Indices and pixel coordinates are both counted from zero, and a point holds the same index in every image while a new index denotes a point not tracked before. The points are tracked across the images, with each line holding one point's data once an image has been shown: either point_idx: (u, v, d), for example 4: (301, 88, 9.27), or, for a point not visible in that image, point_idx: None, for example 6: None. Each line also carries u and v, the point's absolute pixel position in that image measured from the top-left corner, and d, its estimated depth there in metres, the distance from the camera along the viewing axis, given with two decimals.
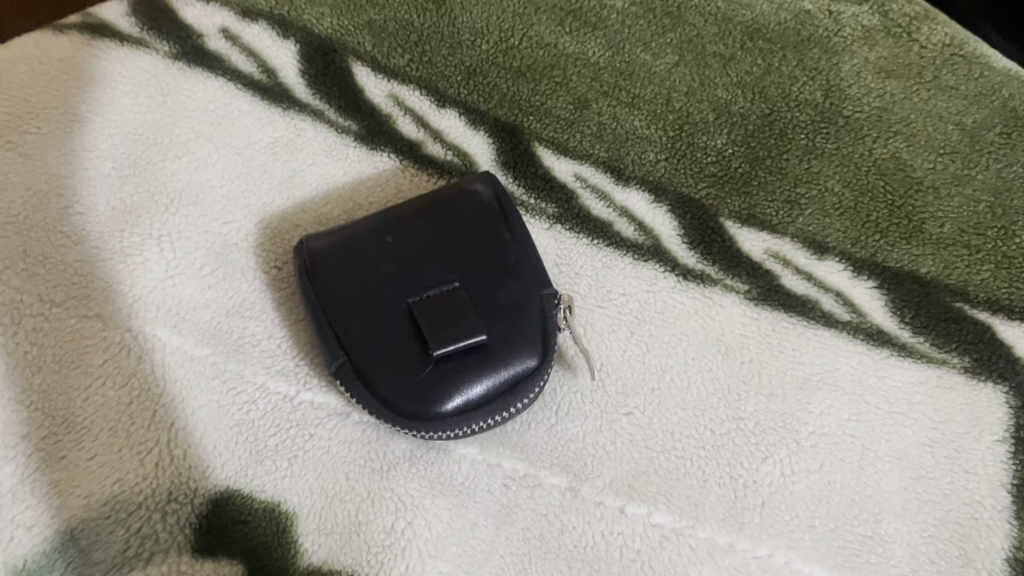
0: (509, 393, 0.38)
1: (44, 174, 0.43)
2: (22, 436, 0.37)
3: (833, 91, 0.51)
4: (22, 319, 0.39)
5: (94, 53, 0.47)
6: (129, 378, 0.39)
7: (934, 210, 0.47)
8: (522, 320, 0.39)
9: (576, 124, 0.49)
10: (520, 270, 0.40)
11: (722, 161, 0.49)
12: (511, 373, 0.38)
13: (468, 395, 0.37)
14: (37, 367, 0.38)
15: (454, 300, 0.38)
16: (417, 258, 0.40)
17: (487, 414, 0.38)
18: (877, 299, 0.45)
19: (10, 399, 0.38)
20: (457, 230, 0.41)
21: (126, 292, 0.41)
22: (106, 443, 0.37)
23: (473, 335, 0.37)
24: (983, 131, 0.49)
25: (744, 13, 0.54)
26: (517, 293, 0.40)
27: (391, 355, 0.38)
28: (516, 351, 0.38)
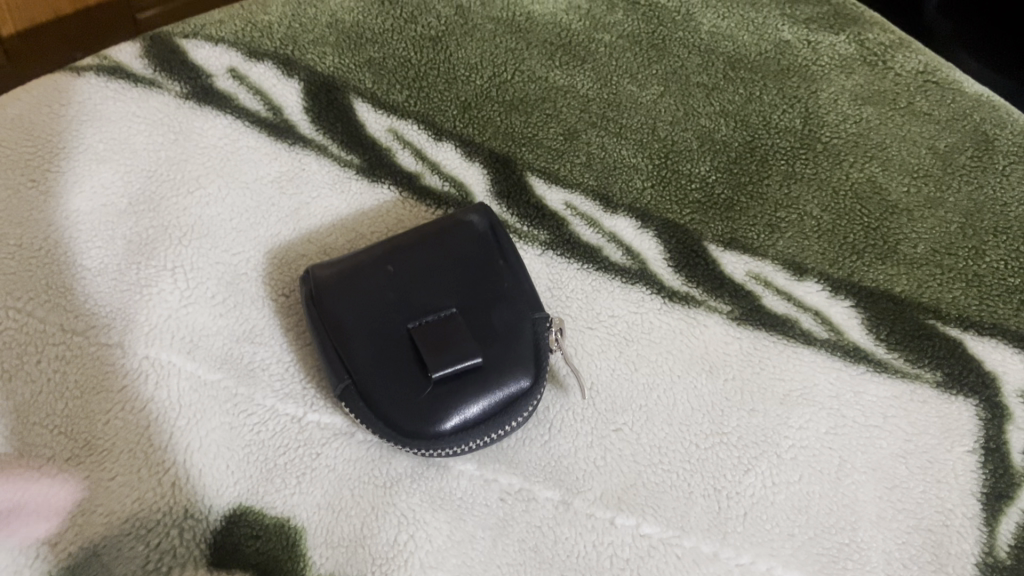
0: (504, 412, 0.40)
1: (64, 210, 0.46)
2: (48, 459, 0.39)
3: (811, 118, 0.55)
4: (44, 348, 0.42)
5: (111, 96, 0.50)
6: (148, 402, 0.41)
7: (910, 230, 0.50)
8: (515, 343, 0.41)
9: (566, 154, 0.52)
10: (514, 294, 0.43)
11: (706, 187, 0.51)
12: (506, 393, 0.40)
13: (466, 415, 0.39)
14: (61, 395, 0.41)
15: (451, 324, 0.41)
16: (416, 285, 0.42)
17: (484, 433, 0.40)
18: (853, 318, 0.47)
19: (37, 424, 0.40)
20: (453, 257, 0.43)
21: (144, 320, 0.43)
22: (126, 464, 0.39)
23: (471, 358, 0.40)
24: (954, 154, 0.53)
25: (726, 44, 0.58)
26: (510, 317, 0.42)
27: (391, 377, 0.40)
28: (510, 372, 0.40)
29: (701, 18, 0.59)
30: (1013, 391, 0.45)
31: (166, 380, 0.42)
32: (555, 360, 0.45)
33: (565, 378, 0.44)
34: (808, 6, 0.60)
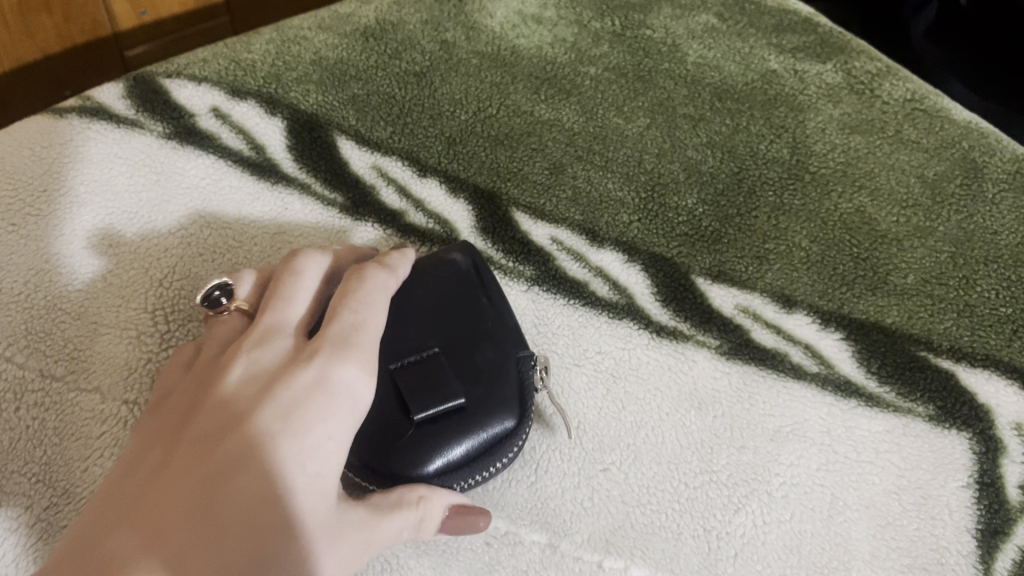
0: (489, 452, 0.39)
1: (45, 254, 0.45)
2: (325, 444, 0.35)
3: (799, 148, 0.54)
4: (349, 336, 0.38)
5: (94, 138, 0.50)
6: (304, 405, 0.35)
7: (900, 260, 0.50)
8: (498, 383, 0.41)
9: (552, 189, 0.51)
10: (498, 333, 0.42)
11: (693, 220, 0.51)
12: (491, 432, 0.39)
13: (451, 455, 0.38)
14: (297, 400, 0.36)
15: (436, 363, 0.40)
16: (398, 327, 0.42)
17: (468, 473, 0.39)
18: (844, 351, 0.47)
19: (337, 414, 0.36)
20: (436, 297, 0.43)
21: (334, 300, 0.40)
22: (295, 492, 0.33)
23: (456, 398, 0.39)
24: (943, 183, 0.53)
25: (713, 75, 0.58)
26: (494, 357, 0.41)
27: (375, 418, 0.39)
28: (494, 411, 0.40)
29: (688, 49, 0.59)
30: (1007, 423, 0.45)
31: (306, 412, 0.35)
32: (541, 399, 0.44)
33: (554, 416, 0.44)
34: (794, 35, 0.61)
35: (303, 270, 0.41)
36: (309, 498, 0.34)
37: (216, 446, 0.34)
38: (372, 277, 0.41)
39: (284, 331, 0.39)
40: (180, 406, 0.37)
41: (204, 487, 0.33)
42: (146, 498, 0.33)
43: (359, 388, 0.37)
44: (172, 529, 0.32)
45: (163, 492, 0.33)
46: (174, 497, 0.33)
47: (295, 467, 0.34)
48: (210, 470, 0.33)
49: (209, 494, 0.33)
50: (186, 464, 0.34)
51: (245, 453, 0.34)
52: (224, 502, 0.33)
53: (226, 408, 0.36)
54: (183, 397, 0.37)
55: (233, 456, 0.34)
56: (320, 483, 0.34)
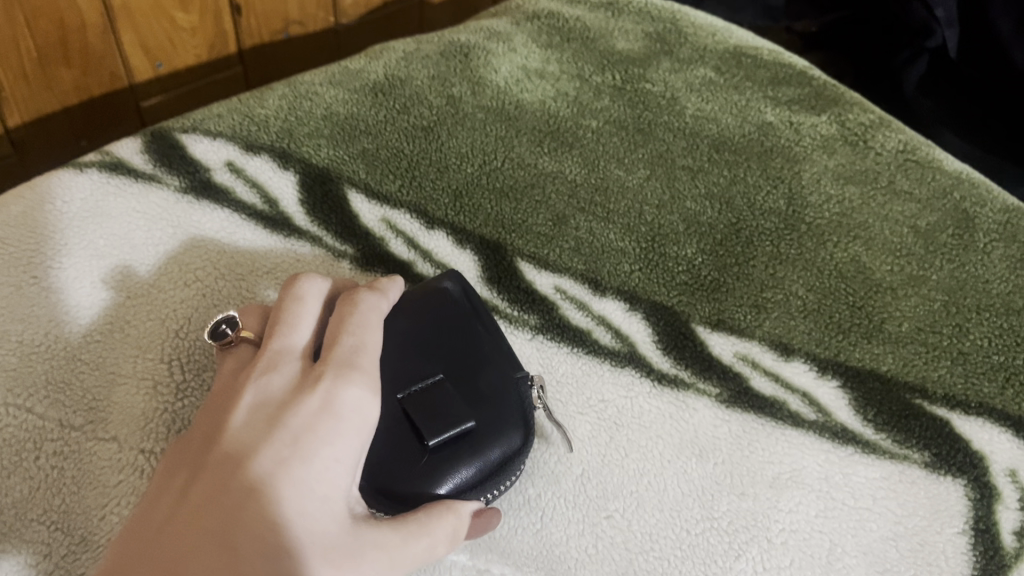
0: (498, 473, 0.40)
1: (65, 305, 0.46)
2: (335, 468, 0.35)
3: (795, 199, 0.56)
4: (351, 358, 0.39)
5: (113, 192, 0.52)
6: (313, 429, 0.36)
7: (895, 309, 0.51)
8: (502, 405, 0.42)
9: (555, 240, 0.53)
10: (496, 356, 0.43)
11: (693, 269, 0.52)
12: (501, 452, 0.40)
13: (464, 477, 0.39)
14: (306, 424, 0.36)
15: (441, 389, 0.41)
16: (401, 355, 0.42)
17: (476, 494, 0.40)
18: (842, 399, 0.48)
19: (346, 437, 0.36)
20: (435, 324, 0.44)
21: (335, 327, 0.40)
22: (308, 518, 0.34)
23: (465, 422, 0.40)
24: (936, 233, 0.55)
25: (711, 127, 0.60)
26: (496, 380, 0.42)
27: (384, 446, 0.39)
28: (501, 431, 0.41)
29: (686, 101, 0.61)
30: (1001, 470, 0.46)
31: (315, 436, 0.36)
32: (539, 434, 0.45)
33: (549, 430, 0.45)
34: (789, 88, 0.63)
35: (304, 294, 0.42)
36: (321, 521, 0.34)
37: (230, 474, 0.34)
38: (365, 301, 0.42)
39: (288, 355, 0.39)
40: (195, 439, 0.37)
41: (223, 518, 0.33)
42: (167, 533, 0.33)
43: (364, 409, 0.37)
44: (188, 559, 0.32)
45: (183, 525, 0.33)
46: (193, 527, 0.33)
47: (304, 492, 0.34)
48: (227, 500, 0.33)
49: (228, 525, 0.33)
50: (203, 497, 0.34)
51: (259, 481, 0.34)
52: (244, 532, 0.33)
53: (237, 436, 0.36)
54: (197, 429, 0.37)
55: (247, 483, 0.34)
56: (331, 508, 0.34)
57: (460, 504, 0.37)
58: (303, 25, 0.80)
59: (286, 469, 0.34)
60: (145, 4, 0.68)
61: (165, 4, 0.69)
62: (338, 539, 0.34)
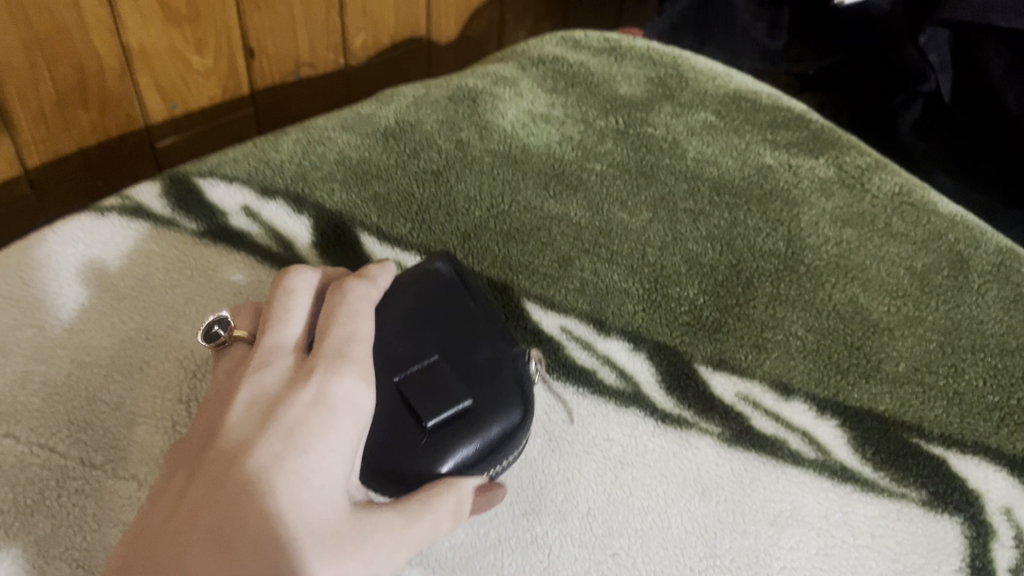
0: (499, 449, 0.42)
1: (86, 346, 0.48)
2: (330, 459, 0.36)
3: (794, 241, 0.57)
4: (342, 348, 0.40)
5: (132, 235, 0.53)
6: (306, 422, 0.37)
7: (892, 349, 0.52)
8: (499, 380, 0.43)
9: (561, 281, 0.55)
10: (490, 333, 0.45)
11: (695, 310, 0.54)
12: (498, 431, 0.42)
13: (463, 455, 0.41)
14: (299, 418, 0.37)
15: (437, 370, 0.42)
16: (397, 339, 0.44)
17: (478, 471, 0.41)
18: (840, 438, 0.49)
19: (339, 428, 0.37)
20: (429, 308, 0.45)
21: (326, 318, 0.41)
22: (305, 510, 0.35)
23: (460, 401, 0.41)
24: (931, 274, 0.56)
25: (711, 170, 0.62)
26: (491, 356, 0.44)
27: (383, 429, 0.41)
28: (499, 409, 0.42)
29: (687, 145, 0.63)
30: (996, 508, 0.47)
31: (309, 428, 0.36)
32: (545, 469, 0.47)
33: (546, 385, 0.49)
34: (787, 132, 0.65)
35: (294, 287, 0.42)
36: (319, 510, 0.35)
37: (228, 470, 0.35)
38: (355, 290, 0.43)
39: (281, 349, 0.40)
40: (195, 437, 0.38)
41: (222, 512, 0.34)
42: (168, 530, 0.34)
43: (357, 399, 0.38)
44: (186, 556, 0.33)
45: (181, 524, 0.34)
46: (192, 525, 0.33)
47: (300, 483, 0.35)
48: (225, 496, 0.34)
49: (227, 520, 0.34)
50: (202, 496, 0.35)
51: (255, 476, 0.35)
52: (241, 528, 0.33)
53: (234, 433, 0.36)
54: (196, 428, 0.38)
55: (243, 479, 0.35)
56: (327, 499, 0.35)
57: (461, 481, 0.39)
58: (314, 66, 0.83)
59: (281, 463, 0.35)
60: (162, 48, 0.70)
61: (181, 47, 0.71)
62: (336, 528, 0.35)
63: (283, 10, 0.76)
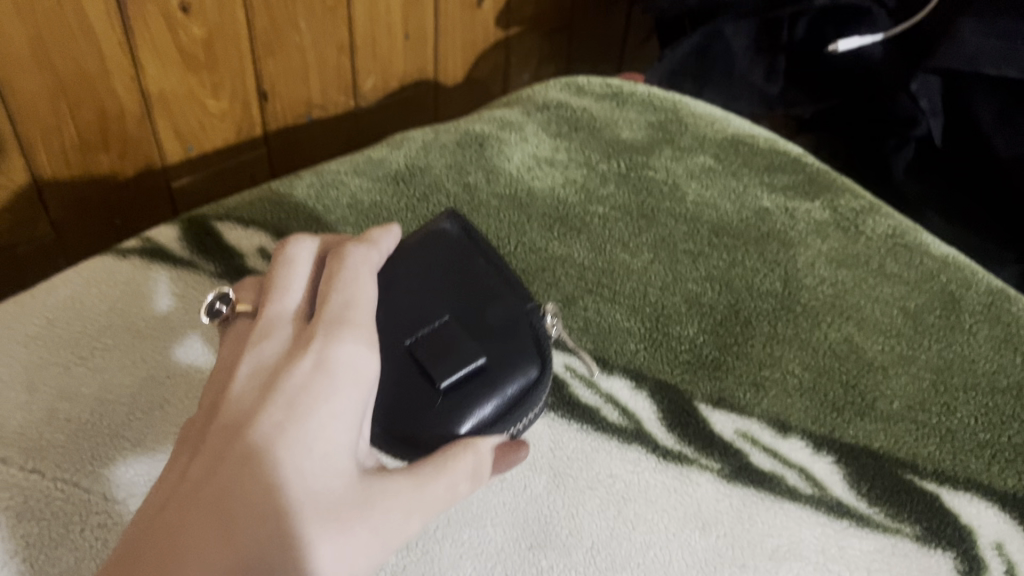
0: (515, 408, 0.43)
1: (108, 384, 0.50)
2: (332, 425, 0.37)
3: (790, 281, 0.59)
4: (342, 314, 0.41)
5: (153, 277, 0.56)
6: (306, 389, 0.37)
7: (886, 388, 0.54)
8: (512, 339, 0.45)
9: (565, 320, 0.57)
10: (501, 293, 0.47)
11: (695, 349, 0.56)
12: (514, 391, 0.43)
13: (480, 413, 0.42)
14: (299, 385, 0.37)
15: (449, 331, 0.44)
16: (411, 304, 0.45)
17: (498, 429, 0.43)
18: (836, 474, 0.51)
19: (340, 391, 0.38)
20: (441, 274, 0.47)
21: (325, 287, 0.42)
22: (306, 478, 0.35)
23: (475, 359, 0.43)
24: (923, 314, 0.58)
25: (711, 213, 0.64)
26: (503, 315, 0.46)
27: (400, 390, 0.42)
28: (513, 371, 0.43)
29: (686, 188, 0.65)
30: (988, 543, 0.49)
31: (309, 396, 0.37)
32: (550, 503, 0.48)
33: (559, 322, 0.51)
34: (783, 175, 0.67)
35: (293, 259, 0.43)
36: (322, 478, 0.36)
37: (230, 443, 0.36)
38: (353, 257, 0.44)
39: (281, 321, 0.41)
40: (201, 412, 0.39)
41: (224, 484, 0.35)
42: (173, 504, 0.35)
43: (358, 363, 0.39)
44: (189, 527, 0.34)
45: (184, 497, 0.35)
46: (194, 499, 0.34)
47: (302, 452, 0.36)
48: (226, 468, 0.35)
49: (230, 490, 0.34)
50: (205, 468, 0.36)
51: (255, 445, 0.36)
52: (242, 497, 0.34)
53: (236, 406, 0.37)
54: (202, 404, 0.39)
55: (244, 450, 0.36)
56: (329, 466, 0.36)
57: (479, 441, 0.40)
58: (325, 108, 0.85)
59: (282, 432, 0.36)
60: (180, 93, 0.73)
61: (198, 91, 0.74)
62: (340, 495, 0.36)
63: (297, 55, 0.78)
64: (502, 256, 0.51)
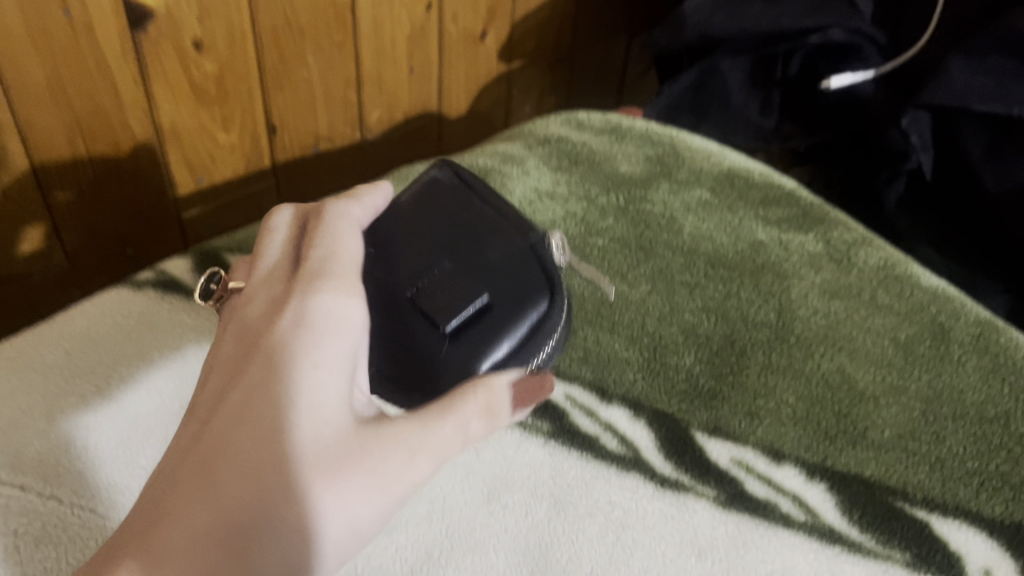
0: (529, 341, 0.47)
1: (123, 413, 0.51)
2: (318, 373, 0.40)
3: (784, 312, 0.61)
4: (319, 268, 0.44)
5: (167, 309, 0.58)
6: (290, 342, 0.41)
7: (878, 418, 0.56)
8: (512, 272, 0.48)
9: (565, 350, 0.59)
10: (492, 229, 0.51)
11: (691, 378, 0.57)
12: (518, 327, 0.47)
13: (486, 351, 0.46)
14: (282, 338, 0.41)
15: (451, 278, 0.48)
16: (414, 257, 0.49)
17: (515, 362, 0.47)
18: (829, 502, 0.52)
19: (321, 338, 0.41)
20: (437, 220, 0.51)
21: (310, 248, 0.46)
22: (295, 427, 0.38)
23: (477, 300, 0.47)
24: (914, 344, 0.60)
25: (707, 245, 0.66)
26: (501, 249, 0.49)
27: (410, 341, 0.46)
28: (513, 311, 0.47)
29: (683, 220, 0.67)
30: (976, 570, 0.50)
31: (292, 350, 0.40)
32: (550, 530, 0.49)
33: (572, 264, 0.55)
34: (777, 208, 0.69)
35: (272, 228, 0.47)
36: (313, 426, 0.39)
37: (225, 404, 0.40)
38: (328, 218, 0.47)
39: (266, 285, 0.45)
40: (203, 378, 0.43)
41: (218, 441, 0.38)
42: (176, 463, 0.39)
43: (335, 311, 0.42)
44: (190, 481, 0.37)
45: (184, 457, 0.38)
46: (192, 457, 0.38)
47: (292, 403, 0.39)
48: (220, 426, 0.39)
49: (225, 444, 0.38)
50: (202, 429, 0.39)
51: (245, 403, 0.39)
52: (235, 449, 0.38)
53: (231, 371, 0.41)
54: (204, 371, 0.44)
55: (234, 408, 0.39)
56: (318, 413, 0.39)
57: (490, 379, 0.43)
58: (332, 139, 0.87)
59: (270, 387, 0.39)
60: (191, 126, 0.75)
61: (209, 124, 0.76)
62: (332, 443, 0.39)
63: (305, 89, 0.81)
64: (492, 189, 0.54)
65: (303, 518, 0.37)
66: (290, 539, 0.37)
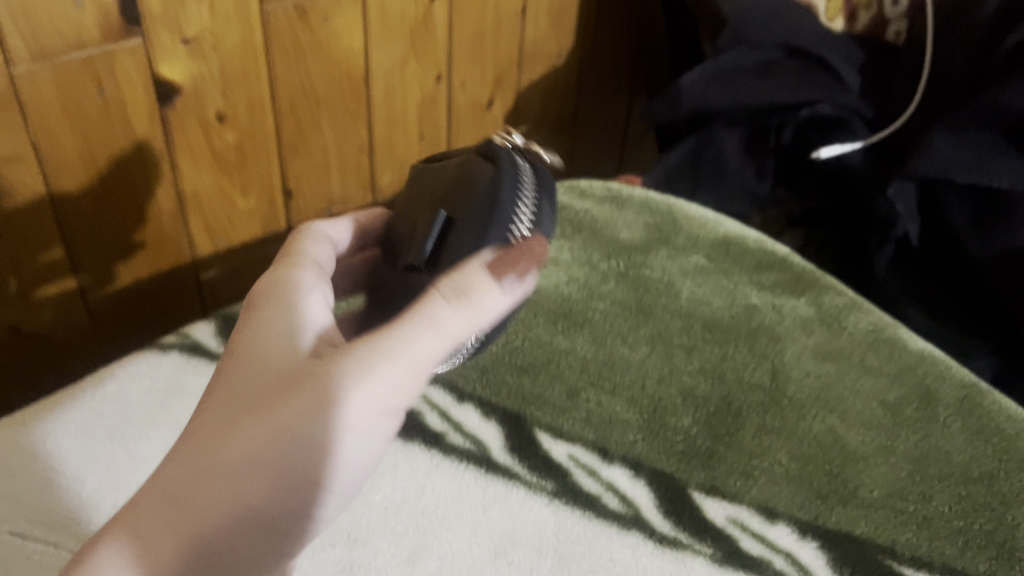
0: (491, 222, 0.50)
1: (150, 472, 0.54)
2: (269, 328, 0.46)
3: (778, 374, 0.64)
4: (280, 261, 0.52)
5: (192, 373, 0.61)
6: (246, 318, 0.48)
7: (868, 477, 0.58)
8: (469, 188, 0.53)
9: (569, 411, 0.62)
10: (452, 169, 0.56)
11: (689, 439, 0.60)
12: (478, 223, 0.50)
13: (464, 243, 0.49)
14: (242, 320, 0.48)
15: (424, 225, 0.53)
16: (405, 228, 0.56)
17: (490, 237, 0.49)
18: (821, 558, 0.54)
19: (271, 303, 0.48)
20: (416, 188, 0.58)
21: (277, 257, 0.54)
22: (246, 379, 0.45)
23: (443, 220, 0.52)
24: (902, 406, 0.62)
25: (704, 309, 0.69)
26: (462, 175, 0.54)
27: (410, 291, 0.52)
28: (477, 202, 0.51)
29: (681, 285, 0.71)
30: None
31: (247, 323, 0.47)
32: None
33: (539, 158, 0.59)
34: (771, 273, 0.73)
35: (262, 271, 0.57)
36: (265, 371, 0.44)
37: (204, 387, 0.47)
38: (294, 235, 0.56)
39: None
40: None
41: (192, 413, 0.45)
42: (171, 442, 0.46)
43: (282, 280, 0.49)
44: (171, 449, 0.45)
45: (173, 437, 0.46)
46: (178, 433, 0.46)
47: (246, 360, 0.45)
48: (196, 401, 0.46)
49: (196, 412, 0.45)
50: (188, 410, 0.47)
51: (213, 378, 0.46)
52: (203, 412, 0.45)
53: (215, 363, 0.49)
54: None
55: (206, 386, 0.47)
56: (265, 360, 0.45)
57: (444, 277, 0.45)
58: (346, 203, 0.91)
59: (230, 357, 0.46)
60: (212, 193, 0.78)
61: (229, 190, 0.80)
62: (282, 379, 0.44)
63: (320, 155, 0.85)
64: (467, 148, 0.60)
65: (262, 446, 0.42)
66: (246, 469, 0.42)
